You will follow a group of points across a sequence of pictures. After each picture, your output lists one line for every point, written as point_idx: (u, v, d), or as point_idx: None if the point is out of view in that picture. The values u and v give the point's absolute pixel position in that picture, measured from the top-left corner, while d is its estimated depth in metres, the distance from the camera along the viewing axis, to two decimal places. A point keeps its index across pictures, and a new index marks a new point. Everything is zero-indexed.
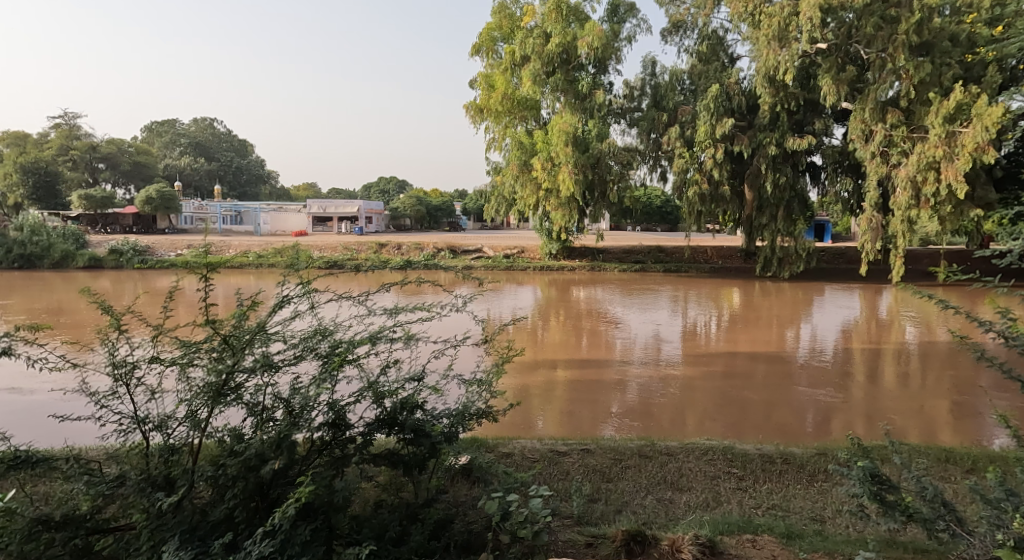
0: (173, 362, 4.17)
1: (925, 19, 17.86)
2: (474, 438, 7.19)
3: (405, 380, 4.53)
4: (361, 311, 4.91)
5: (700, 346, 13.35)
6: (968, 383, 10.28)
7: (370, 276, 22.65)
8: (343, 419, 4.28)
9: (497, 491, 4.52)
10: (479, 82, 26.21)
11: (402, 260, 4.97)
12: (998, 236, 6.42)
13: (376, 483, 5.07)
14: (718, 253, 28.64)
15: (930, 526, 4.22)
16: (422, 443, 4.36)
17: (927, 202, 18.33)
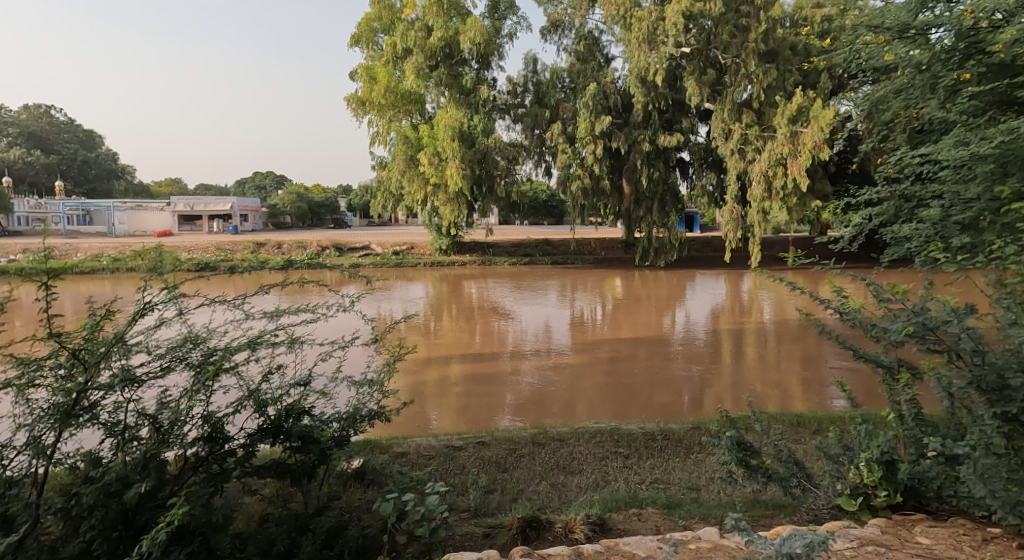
0: (9, 384, 3.90)
1: (769, 29, 19.70)
2: (366, 440, 7.25)
3: (289, 386, 4.58)
4: (238, 316, 4.82)
5: (587, 334, 14.00)
6: (814, 355, 11.50)
7: (244, 279, 21.72)
8: (220, 431, 4.24)
9: (392, 492, 4.52)
10: (359, 74, 25.32)
11: (283, 260, 4.92)
12: (833, 225, 7.27)
13: (263, 497, 5.09)
14: (601, 245, 29.90)
15: (786, 485, 4.78)
16: (310, 449, 4.37)
17: (777, 194, 20.08)
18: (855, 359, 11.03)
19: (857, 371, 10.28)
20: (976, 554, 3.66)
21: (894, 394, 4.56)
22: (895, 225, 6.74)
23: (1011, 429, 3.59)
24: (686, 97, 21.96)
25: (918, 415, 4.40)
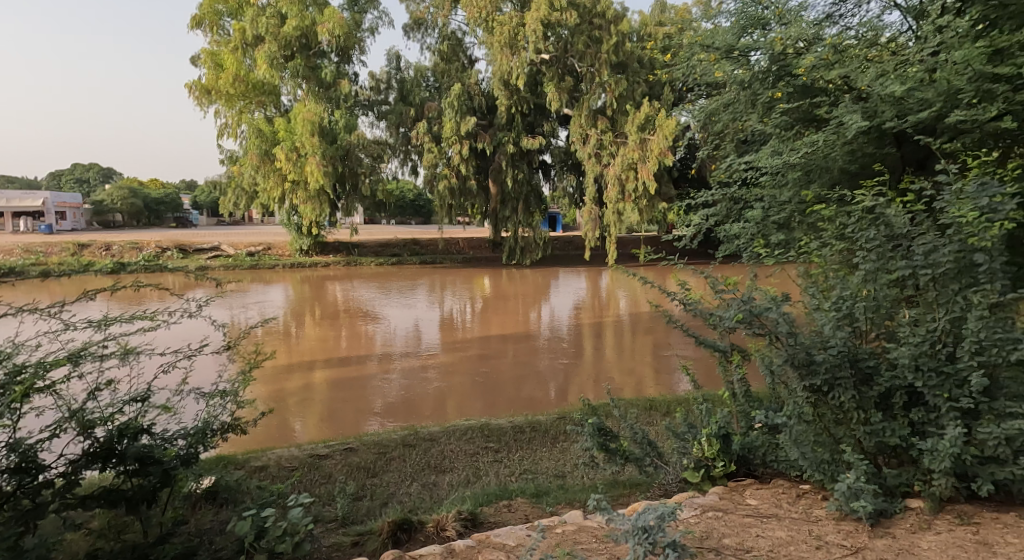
0: None
1: (619, 42, 21.24)
2: (219, 456, 6.98)
3: (123, 403, 4.07)
4: (54, 327, 4.26)
5: (456, 333, 14.21)
6: (665, 344, 12.48)
7: (69, 283, 19.67)
8: (34, 460, 3.67)
9: (250, 510, 4.33)
10: (203, 59, 24.04)
11: (112, 264, 4.48)
12: (679, 225, 7.97)
13: (89, 531, 4.34)
14: (468, 244, 30.32)
15: (640, 463, 5.23)
16: (150, 472, 3.97)
17: (630, 197, 21.36)
18: (700, 345, 12.11)
19: (701, 357, 11.28)
20: (791, 509, 4.19)
21: (728, 374, 5.09)
22: (725, 224, 7.49)
23: (816, 398, 4.13)
24: (546, 101, 22.81)
25: (747, 392, 5.03)
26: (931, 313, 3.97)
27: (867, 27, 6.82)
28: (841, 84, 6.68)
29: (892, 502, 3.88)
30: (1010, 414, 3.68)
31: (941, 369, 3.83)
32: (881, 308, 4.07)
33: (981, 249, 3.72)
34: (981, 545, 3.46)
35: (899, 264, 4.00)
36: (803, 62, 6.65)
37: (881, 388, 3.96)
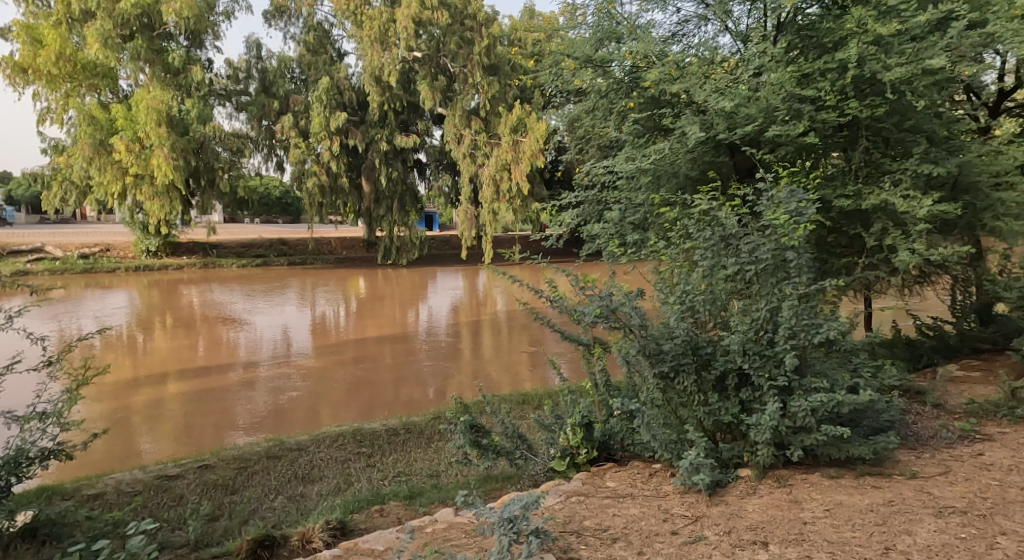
0: None
1: (490, 45, 21.79)
2: (43, 487, 6.42)
3: None
4: None
5: (328, 336, 13.91)
6: (540, 340, 12.93)
7: None
8: None
9: (79, 542, 4.00)
10: (16, 33, 21.34)
11: None
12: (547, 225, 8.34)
13: None
14: (341, 244, 29.67)
15: (510, 457, 5.41)
16: None
17: (504, 197, 21.79)
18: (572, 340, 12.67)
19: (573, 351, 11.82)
20: (645, 487, 4.56)
21: (590, 366, 5.40)
22: (589, 225, 8.01)
23: (665, 384, 4.59)
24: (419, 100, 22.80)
25: (606, 382, 5.35)
26: (755, 303, 4.55)
27: (701, 45, 7.64)
28: (683, 97, 7.43)
29: (726, 474, 4.35)
30: (815, 388, 4.27)
31: (763, 352, 4.38)
32: (715, 299, 4.63)
33: (790, 244, 4.42)
34: (793, 504, 3.96)
35: (728, 260, 4.62)
36: (648, 75, 7.34)
37: (716, 371, 4.44)
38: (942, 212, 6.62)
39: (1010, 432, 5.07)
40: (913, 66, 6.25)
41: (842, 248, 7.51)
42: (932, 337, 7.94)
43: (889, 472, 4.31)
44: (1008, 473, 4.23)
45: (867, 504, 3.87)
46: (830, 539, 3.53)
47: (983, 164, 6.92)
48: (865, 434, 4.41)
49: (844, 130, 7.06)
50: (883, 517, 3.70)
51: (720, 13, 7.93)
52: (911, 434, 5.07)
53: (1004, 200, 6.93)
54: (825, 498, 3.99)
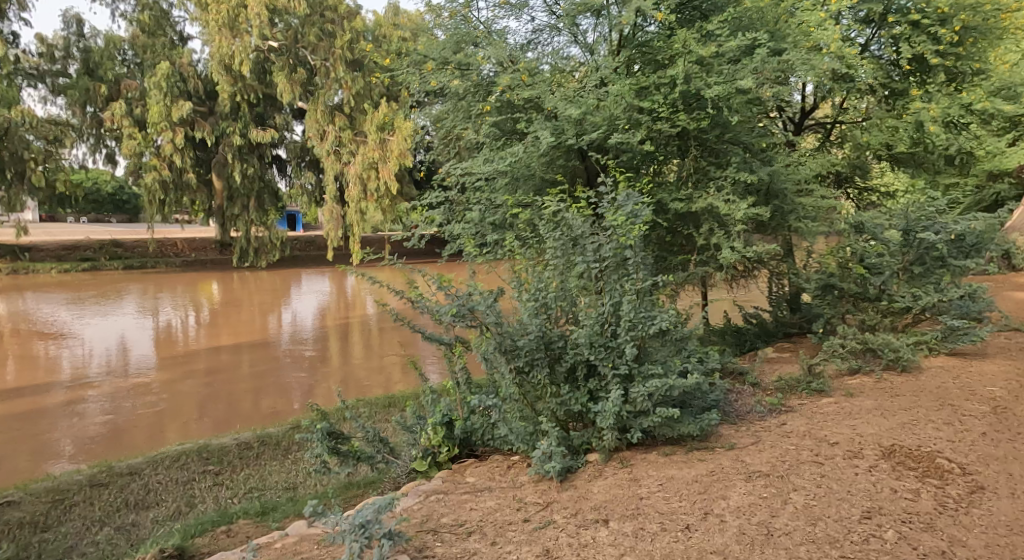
0: None
1: (353, 39, 21.36)
2: None
3: None
4: None
5: (177, 346, 13.06)
6: (411, 341, 13.01)
7: None
8: None
9: None
10: None
11: None
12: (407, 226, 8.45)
13: None
14: (189, 246, 27.86)
15: (371, 461, 5.31)
16: None
17: (373, 196, 21.49)
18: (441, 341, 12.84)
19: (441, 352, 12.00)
20: (502, 479, 4.79)
21: (452, 365, 5.45)
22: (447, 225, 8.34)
23: (520, 378, 5.12)
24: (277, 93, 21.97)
25: (468, 380, 5.44)
26: (599, 300, 5.29)
27: (554, 58, 8.50)
28: (535, 106, 8.12)
29: (576, 459, 4.93)
30: (650, 375, 5.04)
31: (607, 345, 5.08)
32: (565, 296, 5.30)
33: (626, 244, 5.23)
34: (631, 482, 4.40)
35: (577, 258, 5.35)
36: (499, 79, 7.83)
37: (567, 363, 5.07)
38: (754, 213, 8.10)
39: (809, 403, 5.91)
40: (725, 85, 7.61)
41: (677, 248, 9.22)
42: (755, 325, 9.57)
43: (713, 445, 4.95)
44: (807, 438, 4.91)
45: (693, 475, 4.35)
46: (660, 509, 3.92)
47: (789, 173, 8.60)
48: (694, 412, 5.25)
49: (676, 140, 8.47)
50: (705, 486, 4.18)
51: (569, 24, 8.46)
52: (733, 410, 5.78)
53: (803, 205, 8.73)
54: (659, 474, 4.46)
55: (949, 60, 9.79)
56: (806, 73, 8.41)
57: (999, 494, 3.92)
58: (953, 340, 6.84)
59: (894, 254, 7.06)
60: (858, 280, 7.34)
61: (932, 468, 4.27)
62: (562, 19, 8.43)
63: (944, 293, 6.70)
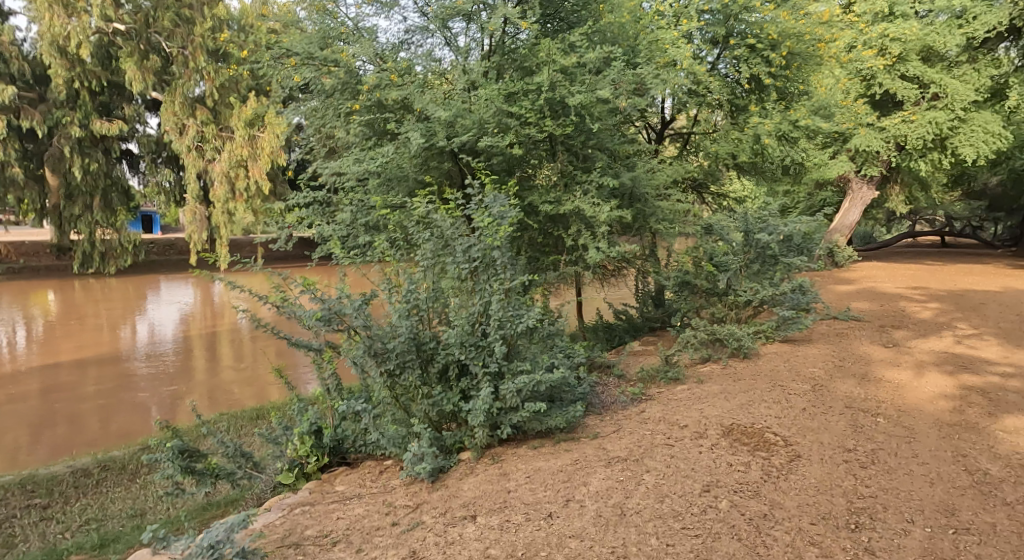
0: None
1: (215, 27, 20.41)
2: None
3: None
4: None
5: (6, 366, 11.73)
6: (284, 350, 12.62)
7: None
8: None
9: None
10: None
11: None
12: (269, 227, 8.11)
13: None
14: (18, 251, 25.13)
15: (231, 478, 4.98)
16: None
17: (242, 196, 20.66)
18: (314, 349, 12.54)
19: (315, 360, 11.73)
20: (373, 485, 4.84)
21: (321, 372, 5.29)
22: (318, 224, 8.12)
23: (391, 382, 5.14)
24: (125, 81, 20.35)
25: (337, 387, 5.34)
26: (470, 300, 5.39)
27: (427, 61, 8.43)
28: (404, 106, 8.14)
29: (448, 459, 5.08)
30: (520, 371, 5.23)
31: (478, 344, 5.20)
32: (436, 296, 5.35)
33: (494, 245, 5.35)
34: (501, 476, 4.72)
35: (448, 259, 5.39)
36: (366, 79, 7.82)
37: (439, 364, 5.17)
38: (618, 215, 8.55)
39: (665, 390, 6.41)
40: (587, 94, 8.01)
41: (547, 249, 9.61)
42: (624, 321, 10.15)
43: (578, 436, 5.36)
44: (660, 423, 5.51)
45: (559, 466, 4.77)
46: (525, 501, 4.25)
47: (649, 179, 9.14)
48: (562, 405, 5.55)
49: (544, 144, 8.73)
50: (568, 474, 4.60)
51: (440, 27, 8.51)
52: (598, 400, 6.17)
53: (661, 209, 9.31)
54: (527, 467, 4.83)
55: (780, 82, 10.87)
56: (658, 88, 9.12)
57: (812, 461, 4.77)
58: (785, 329, 7.59)
59: (737, 252, 7.70)
60: (708, 276, 7.96)
61: (761, 442, 5.06)
62: (432, 22, 8.45)
63: (777, 289, 7.42)
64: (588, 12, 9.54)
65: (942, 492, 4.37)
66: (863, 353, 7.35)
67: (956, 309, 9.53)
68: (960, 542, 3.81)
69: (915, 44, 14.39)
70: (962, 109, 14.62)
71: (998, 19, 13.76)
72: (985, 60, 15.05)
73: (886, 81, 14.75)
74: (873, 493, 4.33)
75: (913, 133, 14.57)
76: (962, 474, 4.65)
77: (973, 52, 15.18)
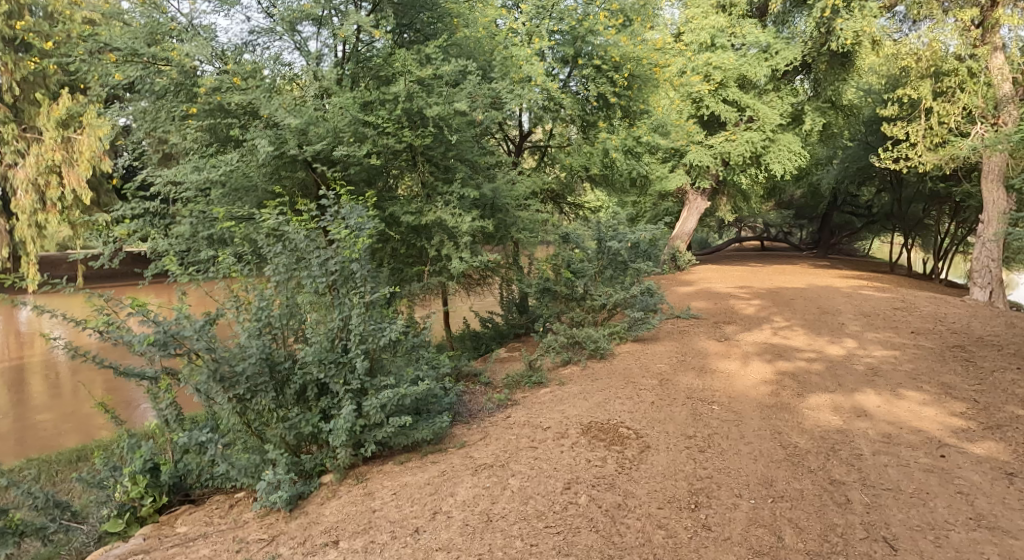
0: None
1: (14, 11, 17.54)
2: None
3: None
4: None
5: None
6: (110, 385, 11.52)
7: None
8: None
9: None
10: None
11: None
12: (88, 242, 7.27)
13: None
14: None
15: (42, 533, 4.37)
16: None
17: (55, 208, 18.39)
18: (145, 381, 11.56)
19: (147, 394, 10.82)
20: (221, 521, 4.55)
21: (157, 402, 4.81)
22: (151, 239, 7.46)
23: (241, 408, 4.85)
24: None
25: (178, 417, 4.83)
26: (328, 315, 5.14)
27: (276, 65, 7.98)
28: (249, 111, 7.69)
29: (308, 484, 4.83)
30: (383, 387, 5.11)
31: (338, 361, 4.99)
32: (290, 313, 5.07)
33: (353, 257, 5.15)
34: (366, 496, 4.61)
35: (303, 274, 5.10)
36: (204, 82, 7.33)
37: (296, 386, 4.93)
38: (479, 226, 8.63)
39: (530, 394, 6.49)
40: (445, 106, 8.01)
41: (410, 260, 9.51)
42: (490, 328, 10.23)
43: (446, 446, 5.30)
44: (524, 426, 5.57)
45: (425, 479, 4.74)
46: (392, 518, 4.24)
47: (509, 191, 9.24)
48: (428, 417, 5.47)
49: (404, 155, 8.56)
50: (435, 487, 4.60)
51: (288, 29, 8.09)
52: (465, 410, 6.15)
53: (521, 218, 9.57)
54: (393, 483, 4.75)
55: (623, 101, 11.45)
56: (513, 103, 9.30)
57: (659, 449, 5.15)
58: (636, 329, 8.00)
59: (591, 259, 8.05)
60: (567, 282, 8.18)
61: (616, 436, 5.32)
62: (279, 24, 8.02)
63: (628, 292, 7.78)
64: (443, 25, 9.52)
65: (764, 467, 4.94)
66: (701, 347, 7.89)
67: (774, 305, 10.50)
68: (777, 508, 4.42)
69: (733, 73, 15.58)
70: (771, 131, 16.00)
71: (796, 56, 15.32)
72: (785, 90, 16.66)
73: (711, 104, 15.84)
74: (709, 473, 4.82)
75: (735, 150, 15.88)
76: (778, 448, 5.23)
77: (776, 82, 16.69)
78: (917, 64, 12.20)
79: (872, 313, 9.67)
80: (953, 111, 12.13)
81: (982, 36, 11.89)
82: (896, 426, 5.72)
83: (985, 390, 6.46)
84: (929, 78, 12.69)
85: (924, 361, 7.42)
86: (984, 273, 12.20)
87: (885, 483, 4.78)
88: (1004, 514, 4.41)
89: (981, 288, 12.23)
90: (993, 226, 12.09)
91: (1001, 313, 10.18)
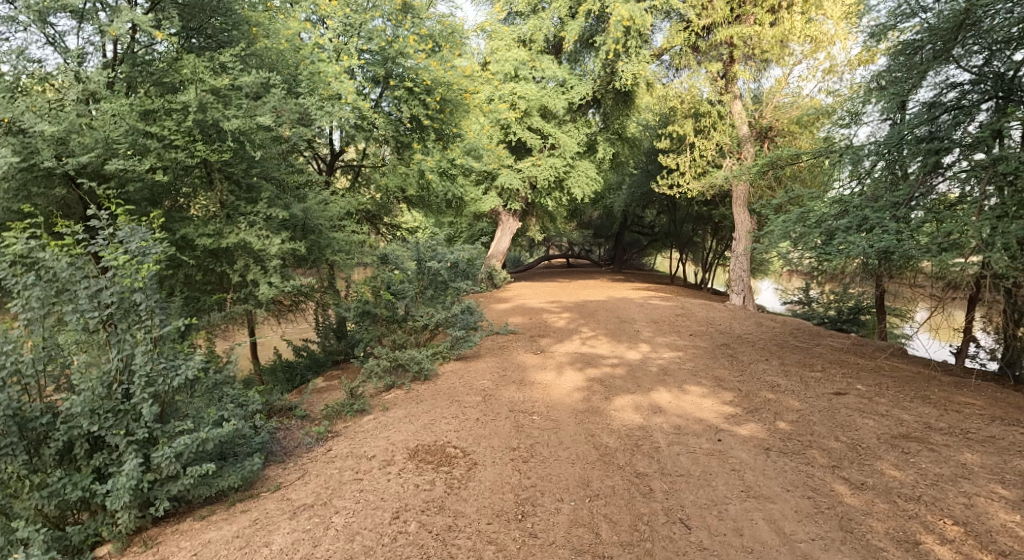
0: None
1: None
2: None
3: None
4: None
5: None
6: None
7: None
8: None
9: None
10: None
11: None
12: None
13: None
14: None
15: None
16: None
17: None
18: None
19: None
20: None
21: None
22: None
23: None
24: None
25: None
26: (104, 356, 4.27)
27: (19, 60, 6.70)
28: None
29: None
30: (178, 433, 4.38)
31: (116, 410, 4.23)
32: (49, 357, 4.15)
33: (135, 287, 4.30)
34: None
35: (66, 308, 4.18)
36: None
37: (58, 444, 4.07)
38: (291, 247, 7.95)
39: (352, 424, 5.97)
40: (247, 119, 7.26)
41: (208, 287, 8.50)
42: (305, 357, 9.42)
43: (258, 491, 4.63)
44: (348, 458, 5.07)
45: (233, 531, 4.11)
46: None
47: (322, 211, 8.64)
48: (234, 462, 4.77)
49: (198, 170, 7.62)
50: (246, 539, 4.02)
51: (37, 20, 6.83)
52: (281, 448, 5.48)
53: (337, 239, 8.95)
54: (193, 543, 4.06)
55: (436, 124, 11.30)
56: (324, 120, 8.82)
57: (486, 464, 4.93)
58: (458, 347, 7.82)
59: (410, 280, 7.69)
60: (388, 303, 7.65)
61: (443, 458, 4.99)
62: (25, 13, 6.74)
63: (450, 310, 7.59)
64: (240, 33, 8.73)
65: (581, 469, 4.93)
66: (520, 360, 7.85)
67: (581, 317, 10.85)
68: (594, 506, 4.48)
69: (535, 103, 16.01)
70: (571, 157, 16.81)
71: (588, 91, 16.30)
72: (581, 121, 17.42)
73: (518, 131, 16.14)
74: (532, 482, 4.71)
75: (541, 175, 16.37)
76: (591, 450, 5.25)
77: (573, 114, 17.45)
78: (680, 106, 13.43)
79: (660, 320, 10.34)
80: (709, 146, 13.59)
81: (726, 86, 13.19)
82: (684, 418, 6.00)
83: (746, 380, 7.05)
84: (690, 117, 13.99)
85: (701, 359, 7.98)
86: (739, 281, 13.61)
87: (678, 470, 4.97)
88: (765, 483, 4.80)
89: (737, 293, 13.65)
90: (742, 241, 13.51)
91: (752, 315, 11.37)
